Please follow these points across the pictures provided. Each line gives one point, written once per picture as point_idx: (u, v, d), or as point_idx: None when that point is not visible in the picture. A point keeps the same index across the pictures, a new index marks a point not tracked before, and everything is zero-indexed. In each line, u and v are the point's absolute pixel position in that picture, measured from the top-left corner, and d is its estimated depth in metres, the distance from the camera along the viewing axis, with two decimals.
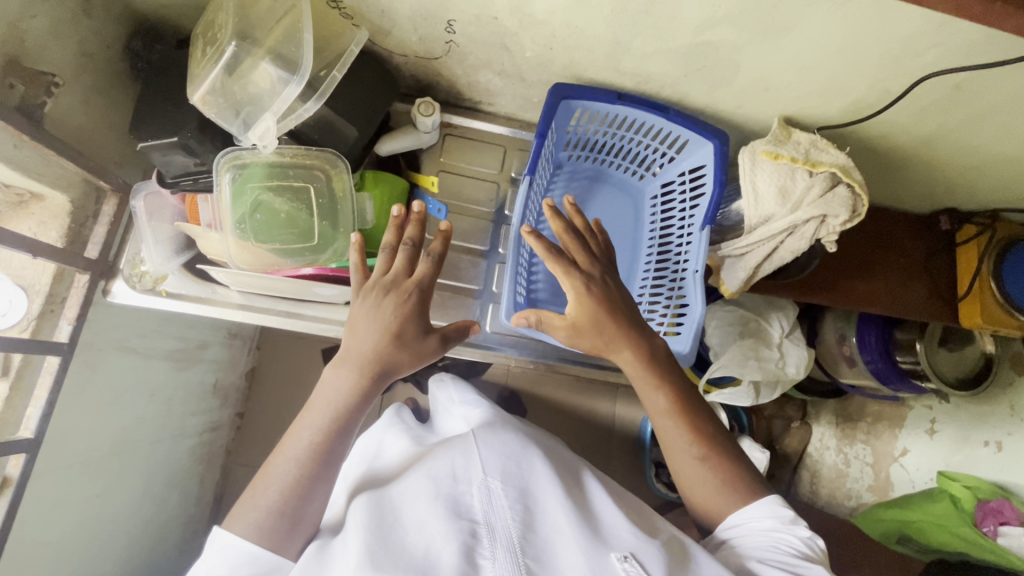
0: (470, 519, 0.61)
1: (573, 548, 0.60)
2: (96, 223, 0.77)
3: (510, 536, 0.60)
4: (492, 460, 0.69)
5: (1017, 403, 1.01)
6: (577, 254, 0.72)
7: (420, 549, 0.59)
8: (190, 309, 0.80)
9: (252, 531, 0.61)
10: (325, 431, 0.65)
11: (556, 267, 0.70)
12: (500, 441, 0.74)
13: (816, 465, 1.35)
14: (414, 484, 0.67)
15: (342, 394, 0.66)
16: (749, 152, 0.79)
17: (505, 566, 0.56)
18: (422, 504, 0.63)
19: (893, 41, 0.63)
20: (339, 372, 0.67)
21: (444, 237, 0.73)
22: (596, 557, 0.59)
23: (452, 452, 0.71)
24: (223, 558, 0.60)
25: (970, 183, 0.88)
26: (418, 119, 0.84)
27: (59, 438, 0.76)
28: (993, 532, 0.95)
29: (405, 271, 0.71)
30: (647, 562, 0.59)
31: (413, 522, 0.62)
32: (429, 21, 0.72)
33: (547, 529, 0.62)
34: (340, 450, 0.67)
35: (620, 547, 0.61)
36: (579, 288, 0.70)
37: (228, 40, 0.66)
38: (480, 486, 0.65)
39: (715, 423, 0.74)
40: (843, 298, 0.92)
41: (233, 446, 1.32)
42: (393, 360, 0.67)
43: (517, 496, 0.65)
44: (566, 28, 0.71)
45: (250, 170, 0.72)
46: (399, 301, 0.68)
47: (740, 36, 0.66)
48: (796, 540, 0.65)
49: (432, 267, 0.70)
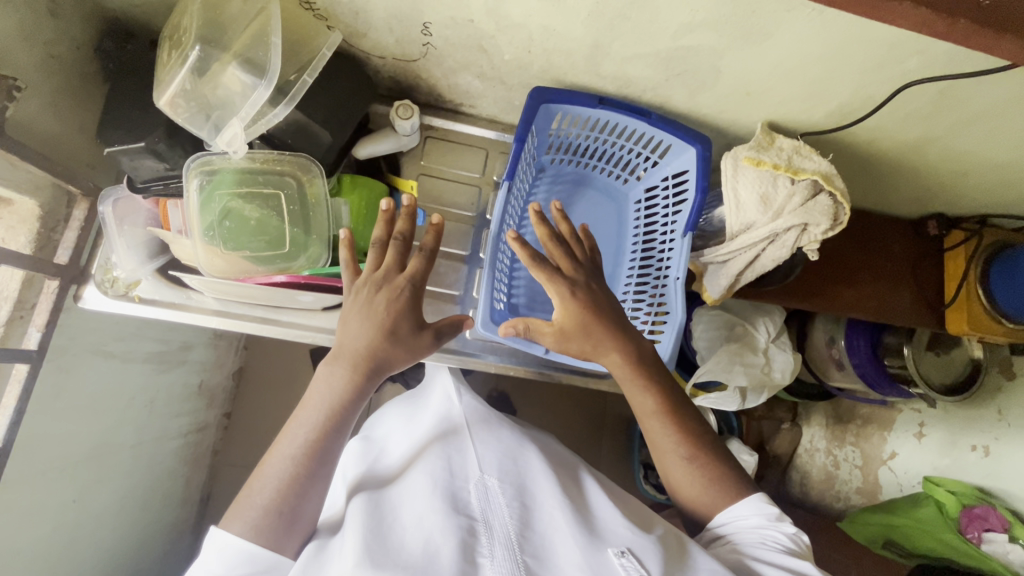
0: (468, 515, 0.60)
1: (570, 544, 0.59)
2: (67, 228, 0.78)
3: (508, 533, 0.58)
4: (488, 458, 0.69)
5: (1005, 408, 0.99)
6: (562, 260, 0.71)
7: (419, 546, 0.57)
8: (164, 315, 0.80)
9: (249, 530, 0.59)
10: (318, 429, 0.64)
11: (539, 275, 0.69)
12: (495, 438, 0.74)
13: (806, 466, 1.36)
14: (412, 483, 0.66)
15: (333, 393, 0.65)
16: (732, 157, 0.77)
17: (504, 564, 0.55)
18: (421, 501, 0.62)
19: (874, 48, 0.62)
20: (331, 369, 0.66)
21: (437, 231, 0.71)
22: (592, 553, 0.58)
23: (446, 448, 0.70)
24: (220, 559, 0.58)
25: (958, 189, 0.86)
26: (396, 122, 0.83)
27: (34, 445, 0.76)
28: (977, 538, 0.94)
29: (397, 268, 0.70)
30: (645, 558, 0.58)
31: (412, 518, 0.60)
32: (405, 24, 0.71)
33: (545, 525, 0.61)
34: (333, 447, 0.65)
35: (617, 543, 0.60)
36: (564, 296, 0.69)
37: (192, 44, 0.65)
38: (478, 483, 0.65)
39: (702, 424, 0.73)
40: (828, 304, 0.91)
41: (221, 446, 1.31)
42: (385, 360, 0.67)
43: (513, 493, 0.64)
44: (544, 31, 0.69)
45: (219, 176, 0.72)
46: (388, 300, 0.67)
47: (720, 41, 0.65)
48: (782, 536, 0.64)
49: (424, 262, 0.69)
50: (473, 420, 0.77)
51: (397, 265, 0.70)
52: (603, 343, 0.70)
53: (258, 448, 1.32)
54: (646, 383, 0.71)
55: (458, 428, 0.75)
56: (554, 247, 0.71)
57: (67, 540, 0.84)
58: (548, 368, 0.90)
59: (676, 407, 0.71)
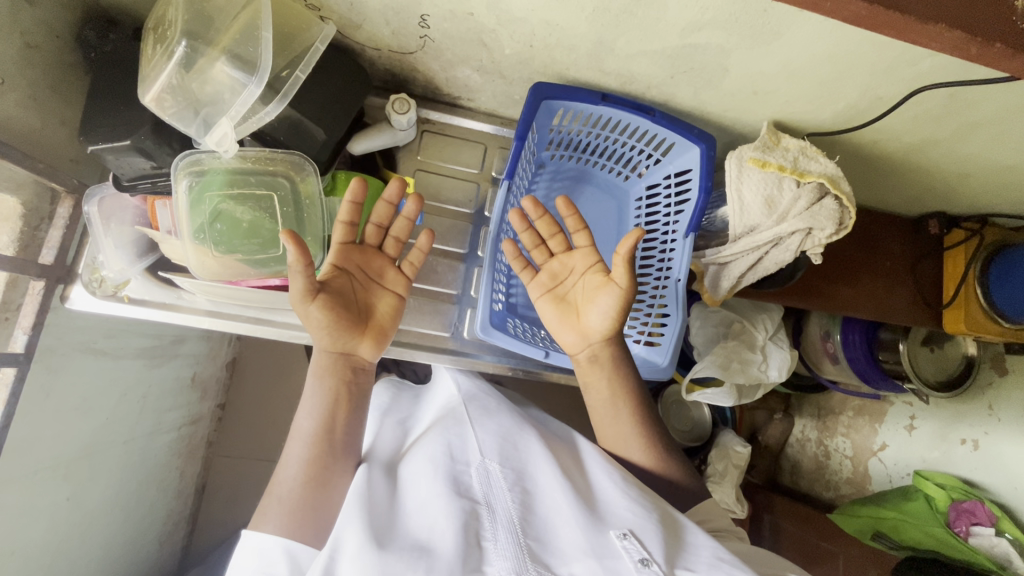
0: (470, 498, 0.62)
1: (572, 526, 0.60)
2: (51, 226, 0.75)
3: (511, 517, 0.60)
4: (488, 441, 0.69)
5: (996, 403, 1.00)
6: (558, 239, 0.77)
7: (425, 531, 0.59)
8: (155, 315, 0.78)
9: (277, 528, 0.63)
10: (324, 412, 0.70)
11: (582, 240, 0.75)
12: (495, 422, 0.73)
13: (797, 455, 1.37)
14: (414, 467, 0.68)
15: (320, 406, 0.70)
16: (737, 157, 0.76)
17: (507, 547, 0.57)
18: (424, 486, 0.64)
19: (886, 50, 0.60)
20: (317, 384, 0.71)
21: (354, 189, 0.69)
22: (595, 535, 0.59)
23: (446, 432, 0.71)
24: (257, 556, 0.61)
25: (961, 190, 0.85)
26: (393, 117, 0.81)
27: (22, 445, 0.73)
28: (965, 532, 0.94)
29: (340, 246, 0.72)
30: (646, 539, 0.59)
31: (418, 506, 0.63)
32: (402, 16, 0.68)
33: (546, 509, 0.62)
34: (340, 440, 0.70)
35: (619, 524, 0.61)
36: (599, 253, 0.75)
37: (177, 40, 0.62)
38: (479, 467, 0.66)
39: (669, 435, 0.78)
40: (827, 304, 0.90)
41: (215, 437, 1.30)
42: (328, 337, 0.70)
43: (514, 478, 0.65)
44: (546, 25, 0.67)
45: (208, 177, 0.70)
46: (329, 273, 0.71)
47: (728, 40, 0.63)
48: None
49: (340, 226, 0.71)
50: (472, 404, 0.77)
51: (367, 249, 0.75)
52: (609, 309, 0.71)
53: (252, 439, 1.31)
54: (598, 365, 0.75)
55: (459, 413, 0.75)
56: (557, 230, 0.77)
57: (61, 538, 0.83)
58: (545, 368, 0.89)
59: (630, 395, 0.76)
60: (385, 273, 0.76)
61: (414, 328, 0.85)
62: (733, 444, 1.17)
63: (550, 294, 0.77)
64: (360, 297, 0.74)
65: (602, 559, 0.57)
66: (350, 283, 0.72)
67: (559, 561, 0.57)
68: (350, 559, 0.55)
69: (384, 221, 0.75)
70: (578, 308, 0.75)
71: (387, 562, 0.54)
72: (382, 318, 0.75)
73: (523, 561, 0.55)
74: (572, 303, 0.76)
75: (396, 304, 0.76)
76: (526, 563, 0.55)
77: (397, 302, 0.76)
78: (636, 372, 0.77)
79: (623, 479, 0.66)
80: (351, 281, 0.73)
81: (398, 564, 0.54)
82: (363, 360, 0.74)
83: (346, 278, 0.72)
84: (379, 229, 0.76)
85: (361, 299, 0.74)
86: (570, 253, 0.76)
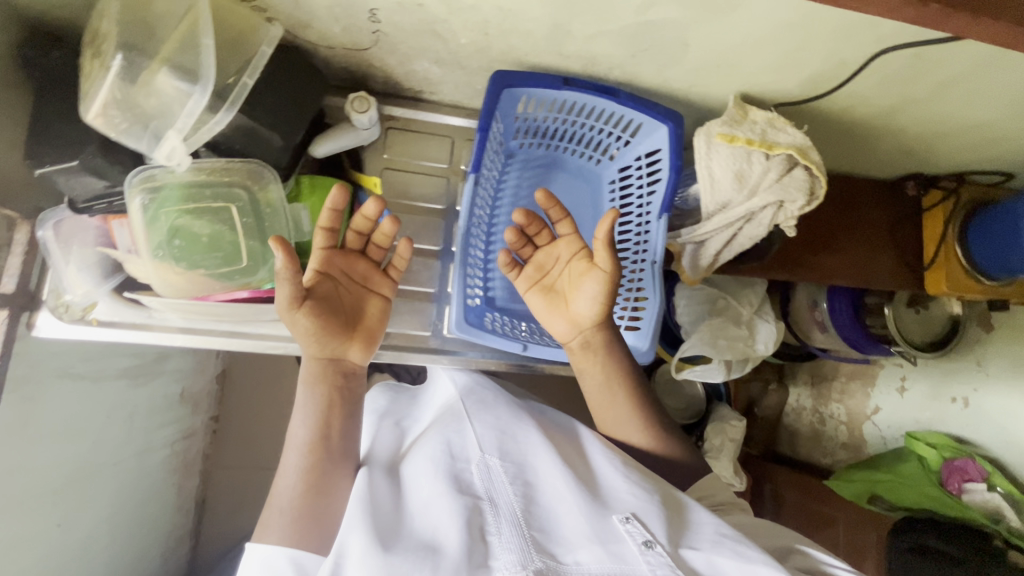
0: (472, 494, 0.62)
1: (575, 513, 0.60)
2: (10, 253, 0.73)
3: (513, 510, 0.60)
4: (487, 436, 0.69)
5: (985, 359, 1.00)
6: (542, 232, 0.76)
7: (430, 532, 0.58)
8: (126, 336, 0.76)
9: (281, 539, 0.63)
10: (318, 420, 0.70)
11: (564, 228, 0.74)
12: (493, 415, 0.73)
13: (794, 423, 1.37)
14: (415, 468, 0.67)
15: (313, 412, 0.69)
16: (704, 133, 0.75)
17: (512, 539, 0.56)
18: (425, 485, 0.64)
19: (844, 15, 0.59)
20: (309, 393, 0.70)
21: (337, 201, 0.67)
22: (598, 520, 0.59)
23: (445, 431, 0.70)
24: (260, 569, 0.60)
25: (935, 150, 0.85)
26: (353, 116, 0.79)
27: (4, 477, 0.72)
28: (958, 489, 0.94)
29: (323, 253, 0.71)
30: (650, 522, 0.59)
31: (421, 506, 0.62)
32: (350, 11, 0.66)
33: (549, 499, 0.62)
34: (337, 445, 0.70)
35: (621, 508, 0.61)
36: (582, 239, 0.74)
37: (113, 52, 0.60)
38: (479, 463, 0.65)
39: (665, 415, 0.78)
40: (809, 274, 0.90)
41: (211, 450, 1.29)
42: (315, 344, 0.69)
43: (514, 471, 0.64)
44: (499, 12, 0.65)
45: (164, 192, 0.68)
46: (313, 279, 0.69)
47: (685, 15, 0.61)
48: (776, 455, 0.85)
49: (323, 237, 0.70)
50: (470, 400, 0.76)
51: (349, 254, 0.74)
52: (596, 294, 0.71)
53: (249, 448, 1.31)
54: (590, 352, 0.74)
55: (457, 410, 0.75)
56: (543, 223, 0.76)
57: (57, 564, 0.82)
58: (528, 361, 0.88)
59: (625, 379, 0.75)
60: (369, 276, 0.75)
61: (396, 330, 0.84)
62: (727, 419, 1.18)
63: (538, 287, 0.76)
64: (346, 302, 0.73)
65: (607, 543, 0.57)
66: (334, 288, 0.71)
67: (564, 549, 0.57)
68: (356, 563, 0.54)
69: (364, 229, 0.74)
70: (566, 296, 0.75)
71: (392, 564, 0.53)
72: (371, 321, 0.74)
73: (529, 552, 0.55)
74: (560, 292, 0.75)
75: (384, 306, 0.76)
76: (533, 553, 0.55)
77: (384, 304, 0.76)
78: (630, 355, 0.77)
79: (623, 464, 0.66)
80: (336, 286, 0.72)
81: (405, 565, 0.53)
82: (353, 364, 0.73)
83: (331, 282, 0.71)
84: (359, 234, 0.74)
85: (348, 304, 0.73)
86: (554, 243, 0.75)
